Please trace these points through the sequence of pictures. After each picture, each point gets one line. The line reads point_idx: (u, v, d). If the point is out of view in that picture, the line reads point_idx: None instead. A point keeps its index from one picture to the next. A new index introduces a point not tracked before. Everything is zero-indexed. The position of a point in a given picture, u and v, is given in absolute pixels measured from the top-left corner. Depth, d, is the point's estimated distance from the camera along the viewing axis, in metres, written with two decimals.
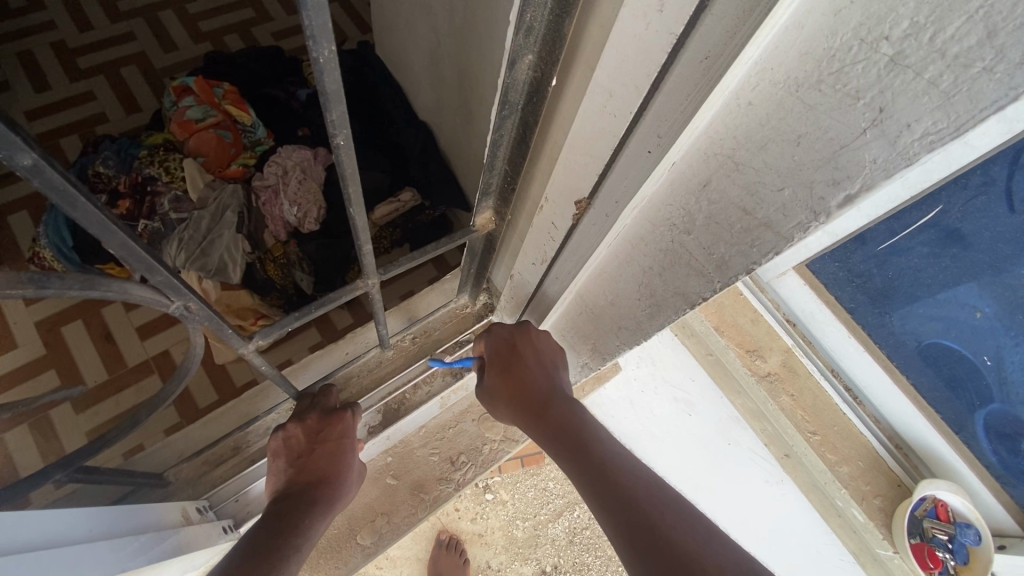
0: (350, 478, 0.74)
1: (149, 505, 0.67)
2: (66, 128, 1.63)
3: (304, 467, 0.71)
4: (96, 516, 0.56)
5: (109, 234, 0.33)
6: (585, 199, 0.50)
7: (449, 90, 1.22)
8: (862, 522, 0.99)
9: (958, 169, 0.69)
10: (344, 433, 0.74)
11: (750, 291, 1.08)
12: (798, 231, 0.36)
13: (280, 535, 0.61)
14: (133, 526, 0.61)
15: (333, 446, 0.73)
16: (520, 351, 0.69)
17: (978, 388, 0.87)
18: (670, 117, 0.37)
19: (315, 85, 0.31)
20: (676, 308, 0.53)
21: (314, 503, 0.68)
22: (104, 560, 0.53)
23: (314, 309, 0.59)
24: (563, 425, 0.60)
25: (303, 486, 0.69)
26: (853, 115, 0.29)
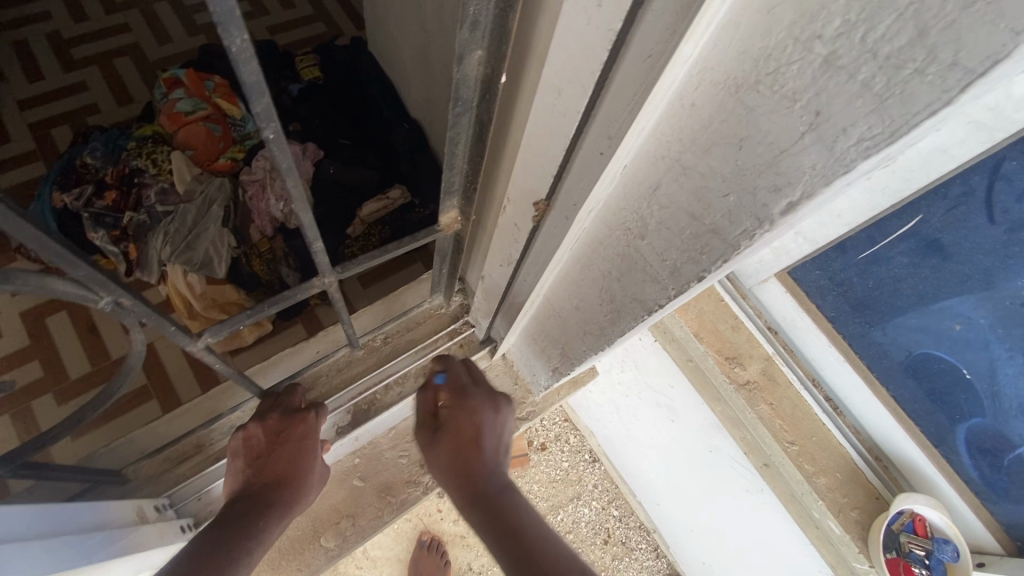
0: (312, 480, 0.73)
1: (102, 503, 0.65)
2: (56, 117, 1.62)
3: (263, 467, 0.69)
4: (36, 516, 0.54)
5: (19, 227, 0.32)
6: (543, 200, 0.49)
7: (438, 88, 1.21)
8: (839, 534, 0.95)
9: (943, 174, 0.70)
10: (307, 434, 0.73)
11: (732, 297, 1.05)
12: (744, 239, 0.34)
13: (233, 538, 0.60)
14: (77, 527, 0.59)
15: (295, 447, 0.71)
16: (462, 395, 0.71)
17: (962, 401, 0.85)
18: (617, 117, 0.35)
19: (234, 76, 0.30)
20: (635, 315, 0.51)
21: (271, 504, 0.66)
22: (41, 562, 0.51)
23: (268, 307, 0.57)
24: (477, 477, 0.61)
25: (262, 487, 0.68)
26: (791, 118, 0.27)
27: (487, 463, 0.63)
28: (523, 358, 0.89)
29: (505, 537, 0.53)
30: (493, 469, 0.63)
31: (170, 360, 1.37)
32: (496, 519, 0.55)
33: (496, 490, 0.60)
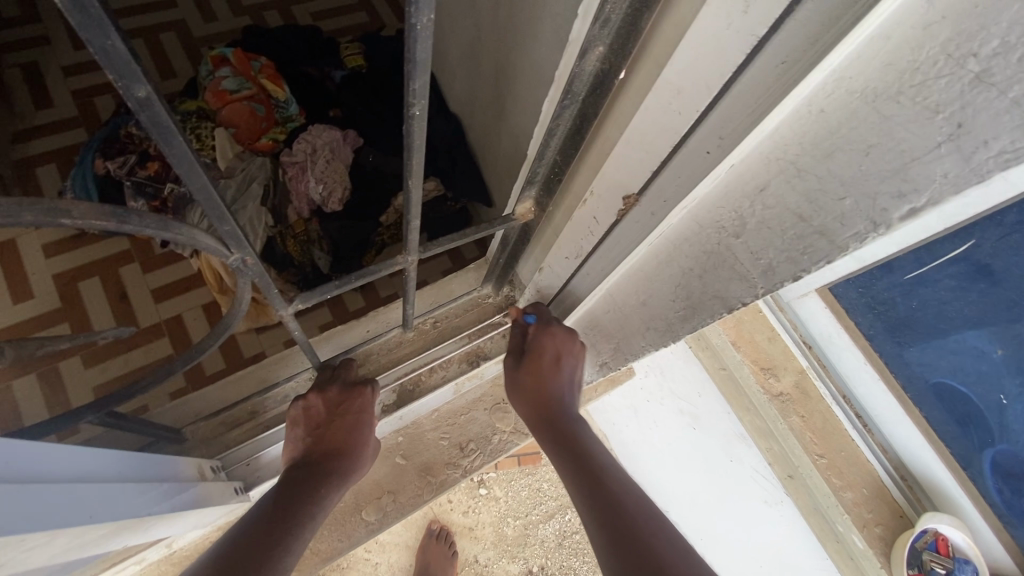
0: (365, 452, 0.75)
1: (170, 457, 0.68)
2: None
3: (322, 437, 0.72)
4: (123, 460, 0.57)
5: (194, 177, 0.35)
6: (634, 194, 0.51)
7: (484, 83, 1.22)
8: (862, 548, 0.98)
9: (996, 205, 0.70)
10: (364, 406, 0.75)
11: (771, 309, 1.07)
12: (854, 240, 0.36)
13: (299, 500, 0.62)
14: (156, 475, 0.62)
15: (352, 419, 0.74)
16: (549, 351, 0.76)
17: (985, 428, 0.87)
18: (738, 119, 0.38)
19: (405, 52, 0.33)
20: (711, 312, 0.54)
21: (330, 474, 0.69)
22: (131, 503, 0.53)
23: (353, 279, 0.60)
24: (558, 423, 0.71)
25: (321, 455, 0.70)
26: (929, 128, 0.29)
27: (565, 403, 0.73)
28: None
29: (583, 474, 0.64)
30: (571, 409, 0.73)
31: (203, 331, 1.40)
32: (574, 457, 0.66)
33: (574, 431, 0.70)
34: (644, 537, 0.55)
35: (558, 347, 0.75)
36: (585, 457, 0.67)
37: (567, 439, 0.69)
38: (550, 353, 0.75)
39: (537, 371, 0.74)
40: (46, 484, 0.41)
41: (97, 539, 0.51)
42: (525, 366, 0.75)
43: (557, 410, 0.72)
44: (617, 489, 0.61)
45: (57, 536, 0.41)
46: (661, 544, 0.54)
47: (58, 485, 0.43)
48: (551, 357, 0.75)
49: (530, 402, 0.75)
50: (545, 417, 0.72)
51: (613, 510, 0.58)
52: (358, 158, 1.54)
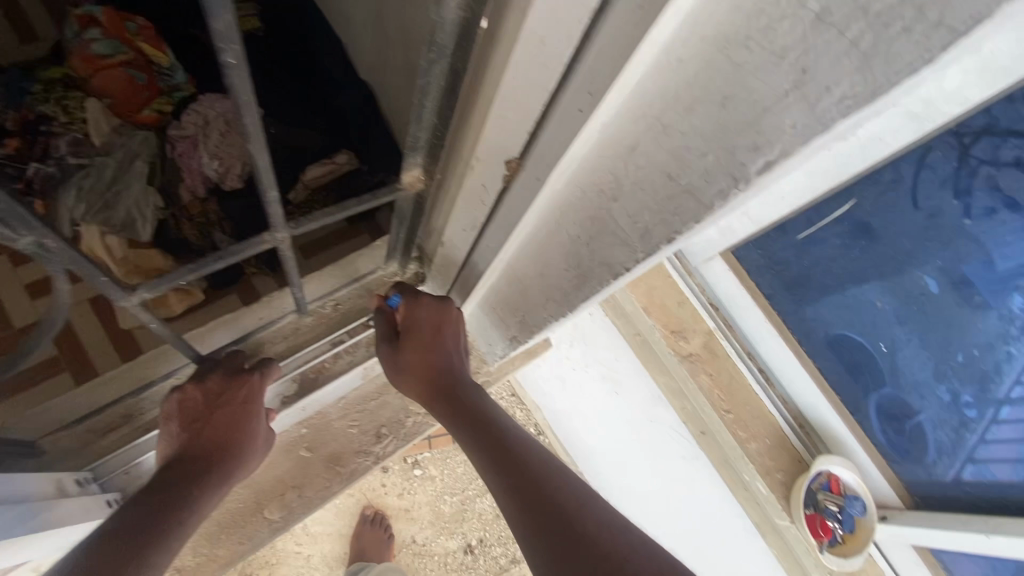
0: (253, 445, 0.70)
1: (21, 475, 0.59)
2: None
3: (200, 432, 0.66)
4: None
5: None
6: (515, 158, 0.48)
7: (391, 50, 1.16)
8: (765, 495, 1.02)
9: (876, 161, 0.77)
10: (250, 398, 0.69)
11: (679, 274, 1.08)
12: (718, 198, 0.35)
13: (171, 504, 0.58)
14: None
15: (237, 409, 0.68)
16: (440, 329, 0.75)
17: (873, 372, 0.95)
18: (601, 72, 0.35)
19: None
20: (600, 280, 0.52)
21: (206, 473, 0.64)
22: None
23: (213, 262, 0.54)
24: (457, 397, 0.73)
25: (199, 452, 0.65)
26: (777, 75, 0.28)
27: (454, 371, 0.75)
28: (479, 329, 0.88)
29: (486, 443, 0.68)
30: (460, 375, 0.75)
31: (88, 328, 1.17)
32: (469, 422, 0.71)
33: (472, 398, 0.74)
34: (541, 480, 0.63)
35: (434, 318, 0.75)
36: (486, 420, 0.71)
37: (462, 411, 0.72)
38: (427, 329, 0.75)
39: (420, 347, 0.75)
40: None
41: None
42: (405, 346, 0.75)
43: (446, 382, 0.74)
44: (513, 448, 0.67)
45: None
46: (558, 491, 0.61)
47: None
48: (429, 329, 0.75)
49: (419, 380, 0.76)
50: (439, 389, 0.74)
51: (511, 467, 0.64)
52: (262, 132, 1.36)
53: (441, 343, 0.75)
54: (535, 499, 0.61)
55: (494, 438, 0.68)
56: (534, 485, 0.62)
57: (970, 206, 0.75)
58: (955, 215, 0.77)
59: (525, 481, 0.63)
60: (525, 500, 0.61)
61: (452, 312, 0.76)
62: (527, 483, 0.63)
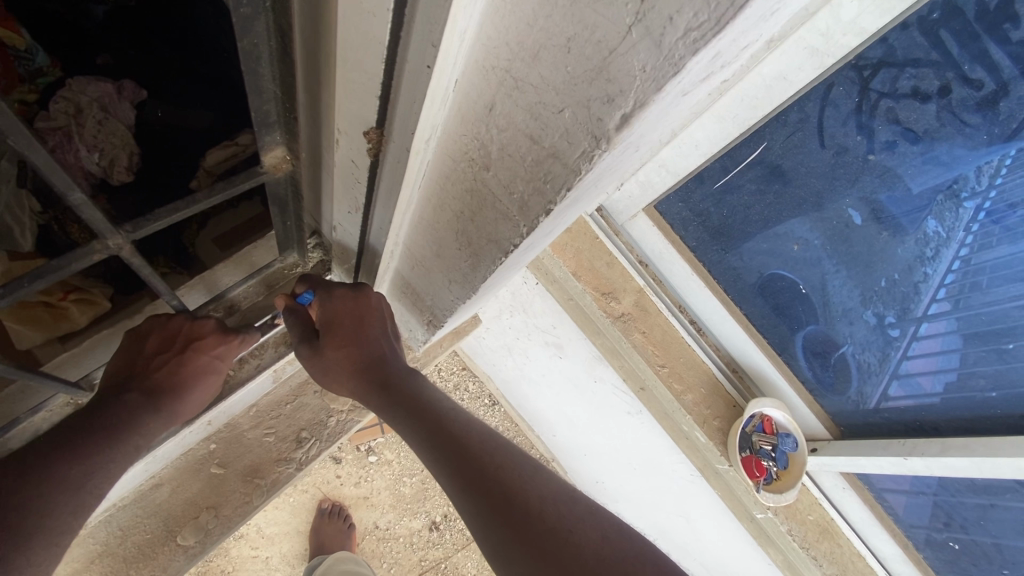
0: (195, 397, 0.69)
1: None
2: None
3: (153, 370, 0.64)
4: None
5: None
6: (374, 128, 0.42)
7: None
8: (704, 442, 1.04)
9: (781, 104, 0.75)
10: (218, 352, 0.68)
11: (605, 234, 1.05)
12: (584, 162, 0.30)
13: (90, 468, 0.57)
14: None
15: (202, 364, 0.66)
16: (364, 320, 0.68)
17: (800, 312, 0.96)
18: (432, 16, 0.29)
19: None
20: (493, 258, 0.47)
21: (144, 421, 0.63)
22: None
23: (29, 283, 0.46)
24: (389, 385, 0.65)
25: (145, 397, 0.63)
26: (616, 6, 0.23)
27: (385, 360, 0.67)
28: (398, 314, 0.82)
29: (422, 430, 0.60)
30: (392, 364, 0.67)
31: None
32: (402, 409, 0.62)
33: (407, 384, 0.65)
34: (487, 463, 0.56)
35: (354, 309, 0.67)
36: (421, 404, 0.62)
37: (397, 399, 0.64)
38: (349, 320, 0.66)
39: (343, 341, 0.66)
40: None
41: None
42: (328, 341, 0.66)
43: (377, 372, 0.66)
44: (458, 433, 0.59)
45: None
46: (503, 473, 0.55)
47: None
48: (353, 319, 0.66)
49: (348, 375, 0.67)
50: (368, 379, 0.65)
51: (452, 453, 0.57)
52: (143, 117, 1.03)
53: (368, 331, 0.67)
54: (478, 485, 0.54)
55: (430, 424, 0.60)
56: (478, 470, 0.55)
57: (873, 138, 0.74)
58: (860, 149, 0.76)
59: (467, 465, 0.55)
60: (469, 488, 0.54)
61: (377, 301, 0.69)
62: (469, 469, 0.55)
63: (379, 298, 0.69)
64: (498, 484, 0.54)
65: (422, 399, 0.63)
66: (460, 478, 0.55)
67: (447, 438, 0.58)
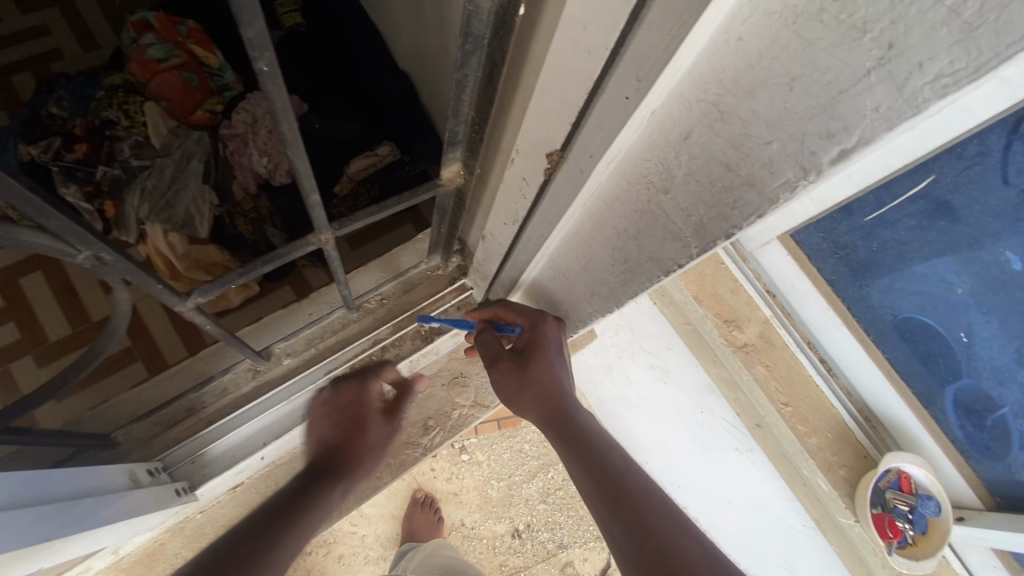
0: (371, 444, 0.76)
1: (94, 469, 0.62)
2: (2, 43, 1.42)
3: (340, 434, 0.74)
4: (10, 486, 0.48)
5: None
6: (557, 150, 0.46)
7: (429, 37, 1.00)
8: (827, 491, 0.99)
9: (957, 136, 0.68)
10: (363, 401, 0.76)
11: (732, 260, 1.04)
12: (784, 191, 0.32)
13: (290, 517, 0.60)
14: (70, 492, 0.56)
15: (357, 416, 0.75)
16: (560, 354, 0.70)
17: (948, 362, 0.87)
18: (649, 57, 0.32)
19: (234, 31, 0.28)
20: (651, 276, 0.49)
21: (330, 473, 0.69)
22: (18, 535, 0.45)
23: (260, 265, 0.55)
24: (570, 418, 0.64)
25: (325, 460, 0.71)
26: (857, 52, 0.24)
27: (569, 393, 0.67)
28: None
29: (596, 467, 0.58)
30: (574, 399, 0.67)
31: (155, 323, 1.26)
32: (580, 443, 0.61)
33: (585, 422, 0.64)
34: (663, 525, 0.52)
35: (557, 343, 0.70)
36: (595, 443, 0.61)
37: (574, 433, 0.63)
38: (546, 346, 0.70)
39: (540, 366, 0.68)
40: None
41: None
42: (529, 361, 0.68)
43: (562, 402, 0.65)
44: (633, 482, 0.56)
45: None
46: (679, 538, 0.51)
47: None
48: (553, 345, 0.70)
49: (533, 400, 0.67)
50: (550, 405, 0.65)
51: (627, 504, 0.54)
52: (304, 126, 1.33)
53: (562, 364, 0.69)
54: (649, 545, 0.50)
55: (606, 465, 0.58)
56: (653, 529, 0.51)
57: None
58: None
59: (641, 524, 0.52)
60: (640, 543, 0.51)
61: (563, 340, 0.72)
62: (643, 526, 0.52)
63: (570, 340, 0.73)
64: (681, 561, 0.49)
65: (603, 443, 0.61)
66: (631, 531, 0.52)
67: (628, 489, 0.55)
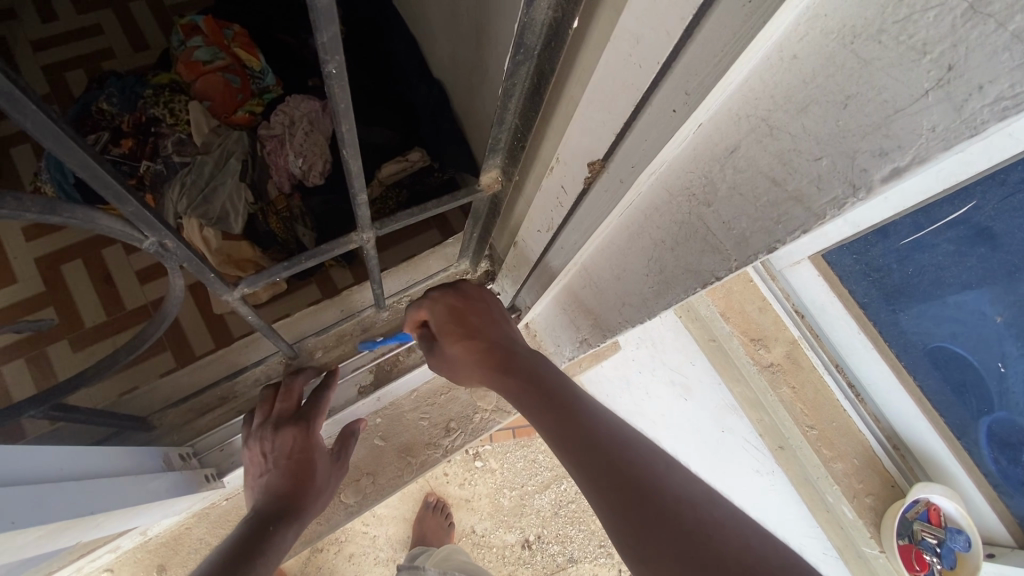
0: (320, 489, 0.72)
1: (133, 449, 0.65)
2: (59, 41, 1.49)
3: (282, 473, 0.68)
4: (60, 458, 0.51)
5: (71, 155, 0.30)
6: (600, 160, 0.47)
7: (465, 47, 1.02)
8: (851, 518, 0.98)
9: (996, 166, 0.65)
10: (313, 446, 0.71)
11: (762, 278, 1.04)
12: (832, 208, 0.32)
13: (256, 541, 0.57)
14: (115, 469, 0.59)
15: (306, 453, 0.71)
16: (482, 315, 0.69)
17: (980, 393, 0.85)
18: (701, 71, 0.33)
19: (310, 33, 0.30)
20: (686, 288, 0.49)
21: (288, 512, 0.65)
22: (73, 503, 0.48)
23: (305, 260, 0.56)
24: (512, 365, 0.61)
25: (279, 502, 0.66)
26: (915, 72, 0.25)
27: (507, 345, 0.64)
28: (550, 327, 0.88)
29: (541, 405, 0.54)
30: (514, 347, 0.64)
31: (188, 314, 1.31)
32: (525, 388, 0.57)
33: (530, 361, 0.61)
34: (616, 444, 0.48)
35: (470, 307, 0.70)
36: (539, 382, 0.58)
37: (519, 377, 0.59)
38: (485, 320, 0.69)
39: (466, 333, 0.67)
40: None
41: (24, 544, 0.45)
42: (456, 333, 0.67)
43: (502, 354, 0.63)
44: (581, 410, 0.52)
45: None
46: (634, 456, 0.48)
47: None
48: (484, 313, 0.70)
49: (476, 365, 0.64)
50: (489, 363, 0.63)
51: (578, 434, 0.50)
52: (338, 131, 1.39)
53: (489, 323, 0.68)
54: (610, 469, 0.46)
55: (551, 400, 0.54)
56: (607, 452, 0.48)
57: None
58: None
59: (595, 448, 0.48)
60: (598, 472, 0.47)
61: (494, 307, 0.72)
62: (596, 450, 0.48)
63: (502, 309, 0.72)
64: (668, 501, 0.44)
65: (550, 383, 0.57)
66: (587, 461, 0.48)
67: (573, 418, 0.51)
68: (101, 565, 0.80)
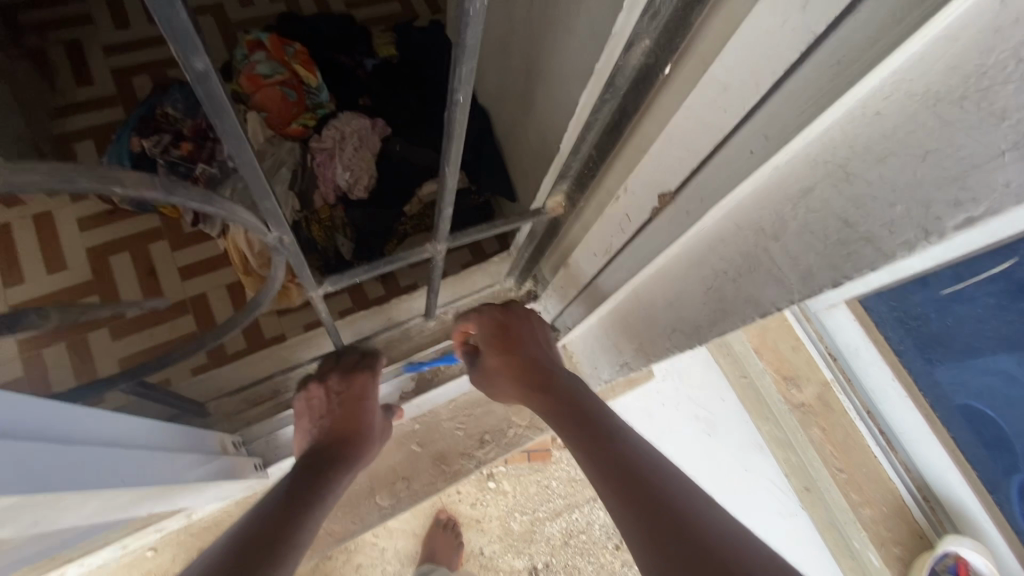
0: (376, 435, 0.75)
1: (213, 432, 0.72)
2: (133, 44, 1.51)
3: (336, 419, 0.71)
4: (172, 434, 0.59)
5: (245, 159, 0.34)
6: (670, 192, 0.51)
7: (513, 78, 1.05)
8: (878, 567, 0.95)
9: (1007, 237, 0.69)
10: (365, 396, 0.74)
11: (796, 318, 1.08)
12: (903, 249, 0.35)
13: (309, 488, 0.61)
14: (208, 450, 0.66)
15: (356, 400, 0.73)
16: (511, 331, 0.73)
17: (1010, 452, 0.87)
18: (783, 119, 0.37)
19: (453, 66, 0.34)
20: (743, 316, 0.52)
21: (342, 458, 0.68)
22: (184, 471, 0.56)
23: (383, 264, 0.61)
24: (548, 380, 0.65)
25: (328, 445, 0.69)
26: (993, 135, 0.28)
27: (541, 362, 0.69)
28: (588, 348, 0.91)
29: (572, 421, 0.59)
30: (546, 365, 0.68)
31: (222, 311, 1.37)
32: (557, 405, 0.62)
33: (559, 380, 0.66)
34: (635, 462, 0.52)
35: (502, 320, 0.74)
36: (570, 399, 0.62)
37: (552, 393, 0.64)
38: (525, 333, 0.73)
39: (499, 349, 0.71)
40: (89, 444, 0.41)
41: (133, 503, 0.50)
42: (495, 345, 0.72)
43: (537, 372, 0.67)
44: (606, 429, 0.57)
45: (88, 497, 0.39)
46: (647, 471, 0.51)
47: (100, 448, 0.42)
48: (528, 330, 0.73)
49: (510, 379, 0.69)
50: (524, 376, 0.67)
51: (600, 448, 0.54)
52: (387, 149, 1.44)
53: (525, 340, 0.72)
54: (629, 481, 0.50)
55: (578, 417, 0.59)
56: (627, 465, 0.52)
57: None
58: None
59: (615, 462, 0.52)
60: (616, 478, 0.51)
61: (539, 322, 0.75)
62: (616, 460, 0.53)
63: (538, 325, 0.75)
64: (691, 529, 0.46)
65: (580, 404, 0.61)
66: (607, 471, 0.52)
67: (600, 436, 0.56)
68: (144, 543, 0.82)
